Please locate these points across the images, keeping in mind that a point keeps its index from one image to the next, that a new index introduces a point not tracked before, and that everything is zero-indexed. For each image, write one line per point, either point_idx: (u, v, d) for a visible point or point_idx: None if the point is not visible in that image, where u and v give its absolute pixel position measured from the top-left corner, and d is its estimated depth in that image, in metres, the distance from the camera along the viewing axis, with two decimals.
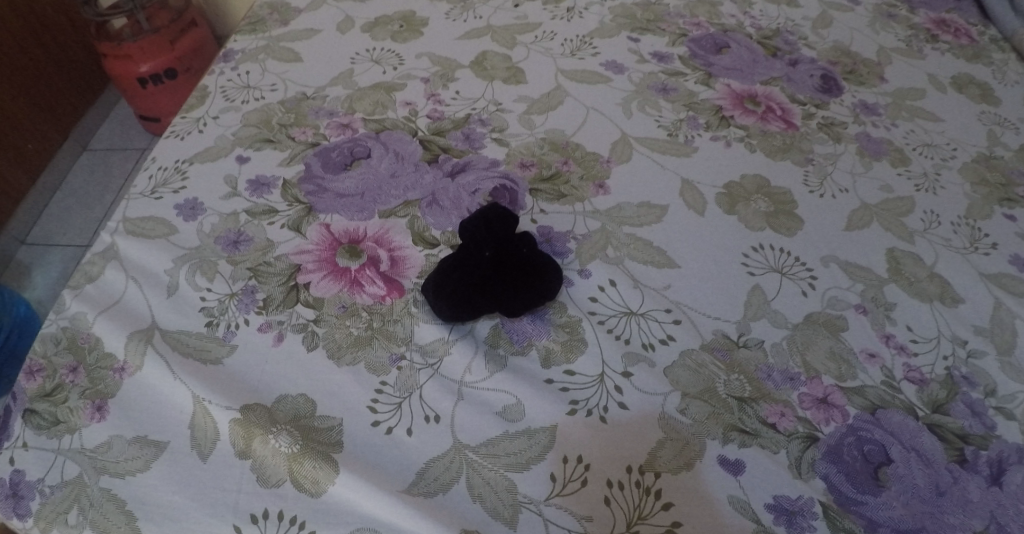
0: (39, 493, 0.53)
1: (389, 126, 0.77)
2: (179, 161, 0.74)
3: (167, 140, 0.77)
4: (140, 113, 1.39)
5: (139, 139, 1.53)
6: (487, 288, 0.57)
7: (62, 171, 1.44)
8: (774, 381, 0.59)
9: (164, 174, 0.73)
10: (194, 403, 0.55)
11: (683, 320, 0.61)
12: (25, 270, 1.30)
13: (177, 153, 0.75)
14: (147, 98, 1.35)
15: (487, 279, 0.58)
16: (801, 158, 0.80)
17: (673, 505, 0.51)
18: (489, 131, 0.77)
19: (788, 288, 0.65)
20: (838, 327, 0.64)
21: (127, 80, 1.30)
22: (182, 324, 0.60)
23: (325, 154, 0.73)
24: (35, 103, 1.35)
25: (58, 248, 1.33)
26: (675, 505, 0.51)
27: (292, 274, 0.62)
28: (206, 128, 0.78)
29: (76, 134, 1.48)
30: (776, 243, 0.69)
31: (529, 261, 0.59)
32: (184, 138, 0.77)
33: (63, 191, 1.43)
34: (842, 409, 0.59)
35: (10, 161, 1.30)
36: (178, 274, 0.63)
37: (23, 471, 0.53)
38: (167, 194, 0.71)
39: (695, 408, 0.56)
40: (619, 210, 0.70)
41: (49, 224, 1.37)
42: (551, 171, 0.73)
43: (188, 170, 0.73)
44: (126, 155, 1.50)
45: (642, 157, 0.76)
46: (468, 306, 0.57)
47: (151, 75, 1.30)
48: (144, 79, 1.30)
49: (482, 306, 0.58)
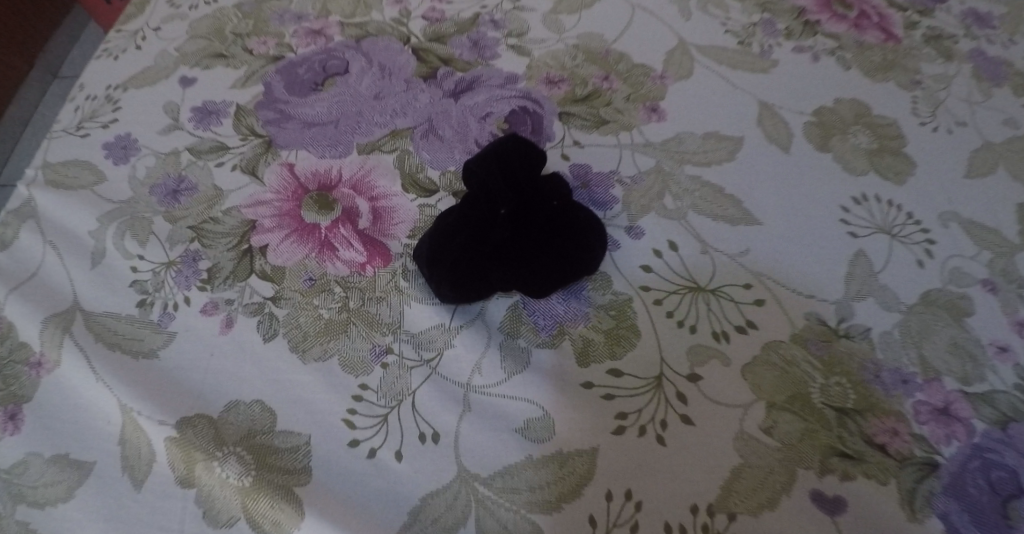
0: None
1: (374, 31, 0.59)
2: (109, 87, 0.57)
3: (98, 60, 0.59)
4: None
5: None
6: (502, 261, 0.42)
7: None
8: (884, 385, 0.45)
9: (93, 104, 0.56)
10: (121, 413, 0.42)
11: (765, 300, 0.46)
12: None
13: (108, 75, 0.58)
14: None
15: (503, 247, 0.42)
16: (906, 80, 0.62)
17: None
18: (505, 37, 0.59)
19: (899, 255, 0.50)
20: (961, 311, 0.49)
21: None
22: (109, 305, 0.46)
23: (291, 69, 0.56)
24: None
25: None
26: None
27: (244, 235, 0.48)
28: (145, 43, 0.60)
29: None
30: (882, 193, 0.53)
31: (559, 222, 0.43)
32: (118, 57, 0.60)
33: None
34: (967, 424, 0.45)
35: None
36: (104, 237, 0.49)
37: None
38: (94, 130, 0.55)
39: (784, 424, 0.42)
40: (678, 143, 0.54)
41: None
42: (586, 90, 0.56)
43: (121, 97, 0.57)
44: None
45: (706, 75, 0.58)
46: (477, 285, 0.42)
47: None
48: None
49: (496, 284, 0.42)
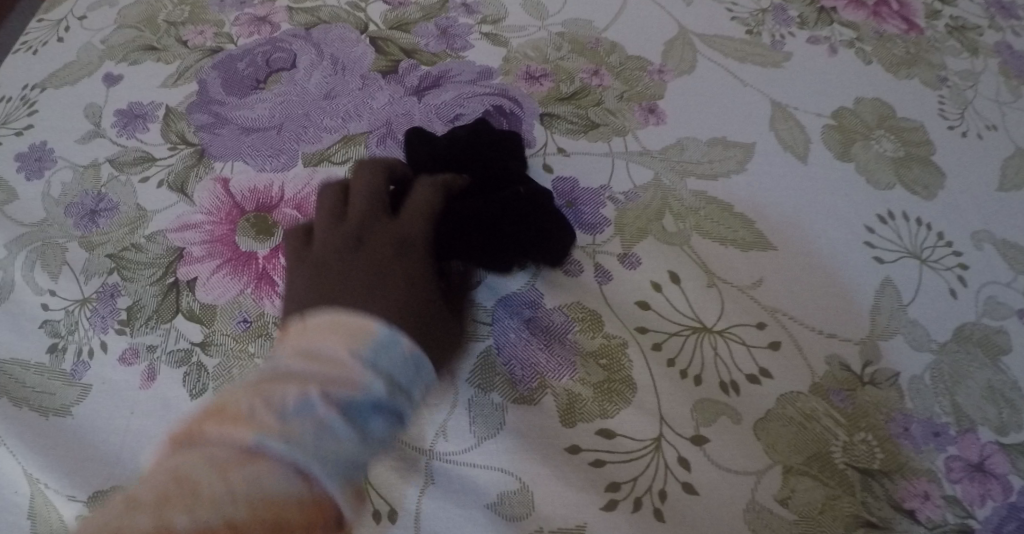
0: None
1: (327, 18, 0.51)
2: (27, 86, 0.49)
3: (15, 55, 0.51)
4: None
5: None
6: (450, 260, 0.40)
7: None
8: (913, 440, 0.39)
9: (6, 107, 0.48)
10: (28, 485, 0.36)
11: (781, 342, 0.40)
12: None
13: (24, 71, 0.50)
14: None
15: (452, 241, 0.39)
16: (932, 77, 0.55)
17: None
18: (480, 24, 0.51)
19: (930, 284, 0.44)
20: (997, 349, 0.43)
21: None
22: (17, 350, 0.39)
23: (230, 64, 0.49)
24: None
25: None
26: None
27: (170, 266, 0.41)
28: (68, 34, 0.52)
29: None
30: (910, 209, 0.47)
31: (514, 210, 0.39)
32: (38, 51, 0.51)
33: None
34: (1004, 481, 0.39)
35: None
36: (12, 267, 0.41)
37: None
38: (7, 137, 0.47)
39: (803, 493, 0.36)
40: (679, 151, 0.47)
41: None
42: (574, 87, 0.49)
43: (39, 99, 0.48)
44: None
45: (710, 69, 0.51)
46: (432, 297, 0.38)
47: None
48: None
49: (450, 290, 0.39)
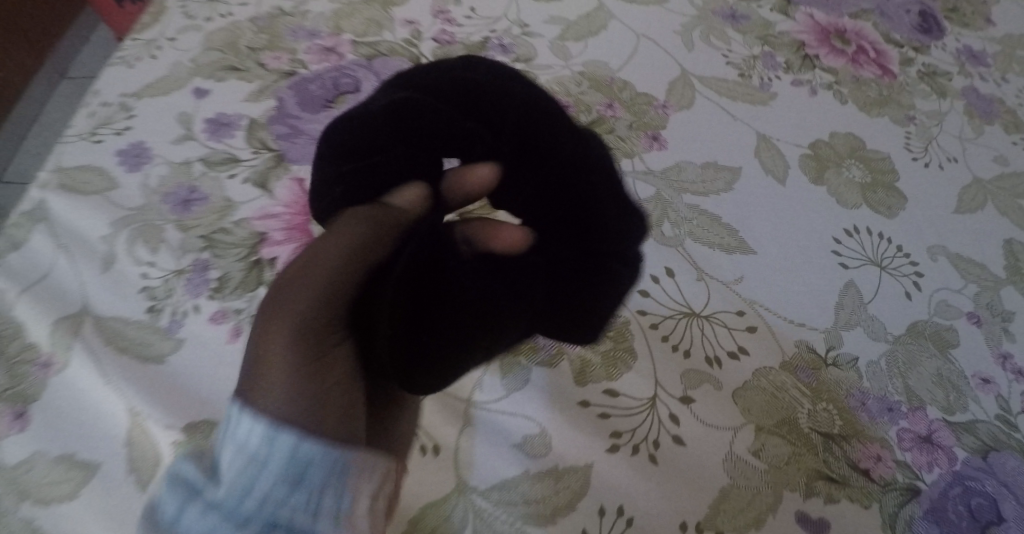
0: None
1: (385, 51, 0.61)
2: (125, 94, 0.57)
3: (113, 67, 0.59)
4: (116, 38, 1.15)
5: None
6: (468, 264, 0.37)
7: None
8: (869, 413, 0.46)
9: (107, 111, 0.57)
10: (128, 417, 0.44)
11: (758, 327, 0.48)
12: None
13: (121, 81, 0.58)
14: None
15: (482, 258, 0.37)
16: (901, 115, 0.64)
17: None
18: (513, 61, 0.61)
19: (888, 287, 0.52)
20: (946, 343, 0.50)
21: None
22: (119, 309, 0.47)
23: (303, 85, 0.58)
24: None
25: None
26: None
27: (254, 246, 0.49)
28: (160, 53, 0.60)
29: None
30: (874, 226, 0.55)
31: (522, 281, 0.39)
32: (133, 65, 0.59)
33: None
34: (948, 451, 0.46)
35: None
36: (117, 243, 0.50)
37: None
38: (108, 136, 0.55)
39: (773, 448, 0.44)
40: (678, 172, 0.56)
41: None
42: (591, 117, 0.59)
43: (136, 105, 0.57)
44: None
45: (706, 105, 0.61)
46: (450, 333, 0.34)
47: None
48: None
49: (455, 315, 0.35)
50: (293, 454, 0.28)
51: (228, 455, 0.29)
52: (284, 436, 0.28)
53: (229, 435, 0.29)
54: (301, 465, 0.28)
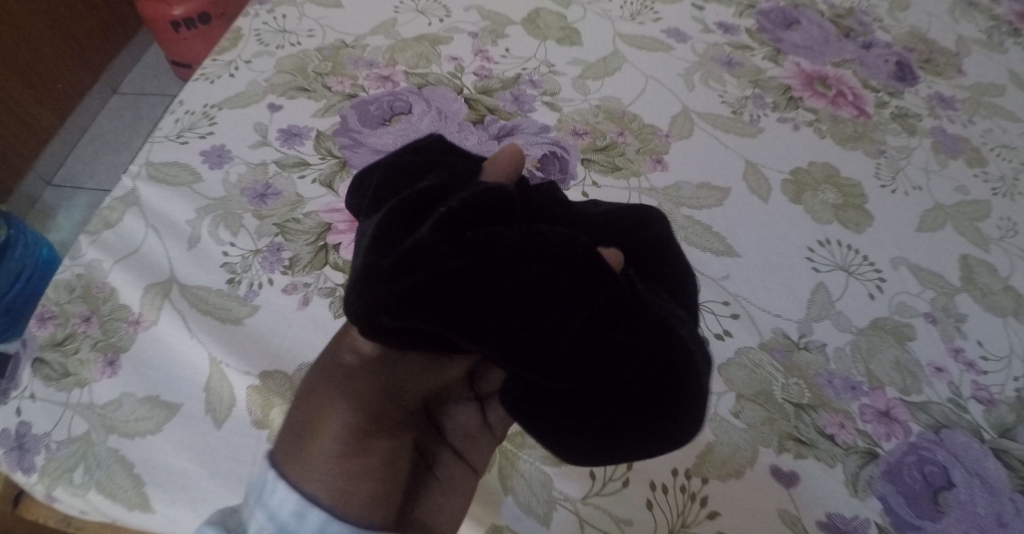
0: (45, 447, 0.49)
1: (433, 82, 0.72)
2: (207, 105, 0.68)
3: (196, 82, 0.70)
4: (171, 57, 1.37)
5: (176, 87, 1.49)
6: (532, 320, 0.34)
7: (90, 114, 1.40)
8: (834, 389, 0.55)
9: (191, 118, 0.66)
10: (210, 365, 0.51)
11: (740, 314, 0.57)
12: (50, 213, 1.28)
13: (204, 94, 0.69)
14: (181, 43, 1.32)
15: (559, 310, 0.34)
16: (872, 149, 0.74)
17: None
18: (541, 94, 0.73)
19: (854, 288, 0.61)
20: (904, 336, 0.59)
21: (161, 21, 1.27)
22: (202, 280, 0.55)
23: (363, 107, 0.69)
24: (70, 42, 1.31)
25: (86, 191, 1.31)
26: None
27: (321, 234, 0.59)
28: (238, 72, 0.71)
29: (106, 76, 1.43)
30: (843, 238, 0.64)
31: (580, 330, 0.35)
32: (214, 82, 0.70)
33: (90, 133, 1.39)
34: (904, 424, 0.54)
35: (32, 99, 1.24)
36: (201, 226, 0.59)
37: (29, 424, 0.50)
38: (192, 138, 0.65)
39: (750, 411, 0.52)
40: (676, 189, 0.66)
41: (75, 166, 1.34)
42: (605, 142, 0.69)
43: (217, 115, 0.67)
44: (158, 101, 1.46)
45: (702, 135, 0.71)
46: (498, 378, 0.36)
47: (184, 18, 1.27)
48: (177, 22, 1.28)
49: (511, 339, 0.33)
50: (322, 527, 0.36)
51: (259, 520, 0.36)
52: (314, 515, 0.36)
53: (261, 502, 0.36)
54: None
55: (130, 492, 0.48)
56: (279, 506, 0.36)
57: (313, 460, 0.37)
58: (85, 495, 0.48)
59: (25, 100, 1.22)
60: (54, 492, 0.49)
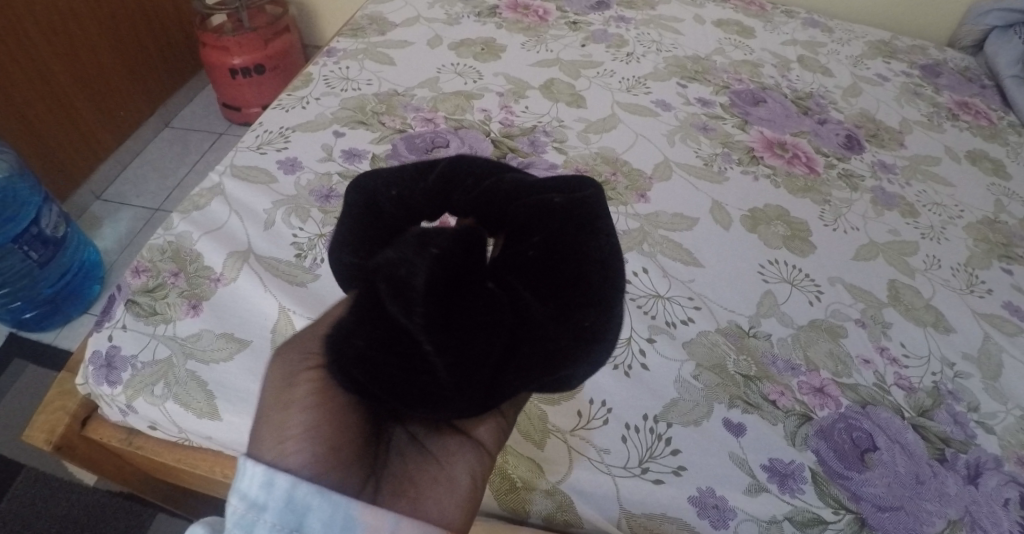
0: (131, 366, 0.61)
1: (466, 126, 0.89)
2: (284, 128, 0.85)
3: (274, 111, 0.88)
4: (224, 100, 1.58)
5: (218, 124, 1.68)
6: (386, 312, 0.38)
7: (144, 142, 1.59)
8: (777, 367, 0.67)
9: (269, 136, 0.83)
10: (279, 312, 0.64)
11: (703, 308, 0.71)
12: (96, 221, 1.41)
13: (282, 120, 0.86)
14: (235, 88, 1.53)
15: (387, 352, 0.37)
16: (819, 199, 0.89)
17: (664, 481, 0.58)
18: (552, 141, 0.89)
19: (797, 296, 0.74)
20: (838, 334, 0.71)
21: (221, 69, 1.49)
22: (275, 253, 0.69)
23: (411, 140, 0.85)
24: (137, 77, 1.54)
25: (131, 207, 1.45)
26: (665, 480, 0.58)
27: None
28: (308, 106, 0.89)
29: (162, 111, 1.64)
30: (789, 260, 0.78)
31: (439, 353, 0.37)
32: (288, 112, 0.88)
33: (142, 158, 1.56)
34: (836, 399, 0.65)
35: (95, 120, 1.43)
36: (275, 214, 0.73)
37: (119, 347, 0.62)
38: (270, 151, 0.81)
39: (707, 376, 0.65)
40: (656, 216, 0.81)
41: (124, 185, 1.49)
42: (600, 179, 0.85)
43: (291, 135, 0.83)
44: (203, 137, 1.64)
45: (680, 179, 0.87)
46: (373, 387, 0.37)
47: (242, 67, 1.48)
48: (235, 70, 1.49)
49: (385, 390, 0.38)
50: (290, 492, 0.41)
51: (234, 502, 0.41)
52: (280, 482, 0.41)
53: (236, 487, 0.42)
54: (299, 510, 0.41)
55: (203, 404, 0.59)
56: (249, 483, 0.41)
57: (284, 440, 0.43)
58: (163, 404, 0.60)
59: (91, 122, 1.41)
60: (136, 402, 0.60)
